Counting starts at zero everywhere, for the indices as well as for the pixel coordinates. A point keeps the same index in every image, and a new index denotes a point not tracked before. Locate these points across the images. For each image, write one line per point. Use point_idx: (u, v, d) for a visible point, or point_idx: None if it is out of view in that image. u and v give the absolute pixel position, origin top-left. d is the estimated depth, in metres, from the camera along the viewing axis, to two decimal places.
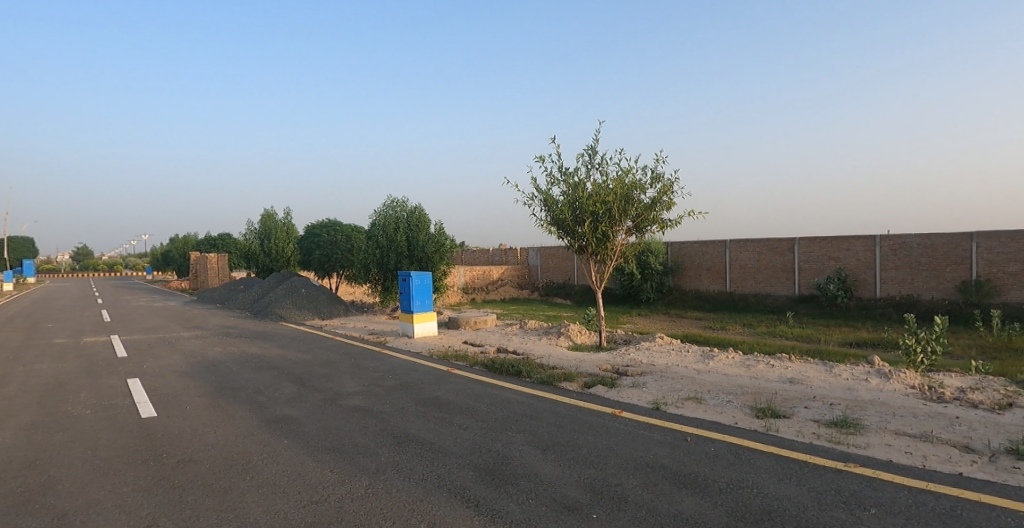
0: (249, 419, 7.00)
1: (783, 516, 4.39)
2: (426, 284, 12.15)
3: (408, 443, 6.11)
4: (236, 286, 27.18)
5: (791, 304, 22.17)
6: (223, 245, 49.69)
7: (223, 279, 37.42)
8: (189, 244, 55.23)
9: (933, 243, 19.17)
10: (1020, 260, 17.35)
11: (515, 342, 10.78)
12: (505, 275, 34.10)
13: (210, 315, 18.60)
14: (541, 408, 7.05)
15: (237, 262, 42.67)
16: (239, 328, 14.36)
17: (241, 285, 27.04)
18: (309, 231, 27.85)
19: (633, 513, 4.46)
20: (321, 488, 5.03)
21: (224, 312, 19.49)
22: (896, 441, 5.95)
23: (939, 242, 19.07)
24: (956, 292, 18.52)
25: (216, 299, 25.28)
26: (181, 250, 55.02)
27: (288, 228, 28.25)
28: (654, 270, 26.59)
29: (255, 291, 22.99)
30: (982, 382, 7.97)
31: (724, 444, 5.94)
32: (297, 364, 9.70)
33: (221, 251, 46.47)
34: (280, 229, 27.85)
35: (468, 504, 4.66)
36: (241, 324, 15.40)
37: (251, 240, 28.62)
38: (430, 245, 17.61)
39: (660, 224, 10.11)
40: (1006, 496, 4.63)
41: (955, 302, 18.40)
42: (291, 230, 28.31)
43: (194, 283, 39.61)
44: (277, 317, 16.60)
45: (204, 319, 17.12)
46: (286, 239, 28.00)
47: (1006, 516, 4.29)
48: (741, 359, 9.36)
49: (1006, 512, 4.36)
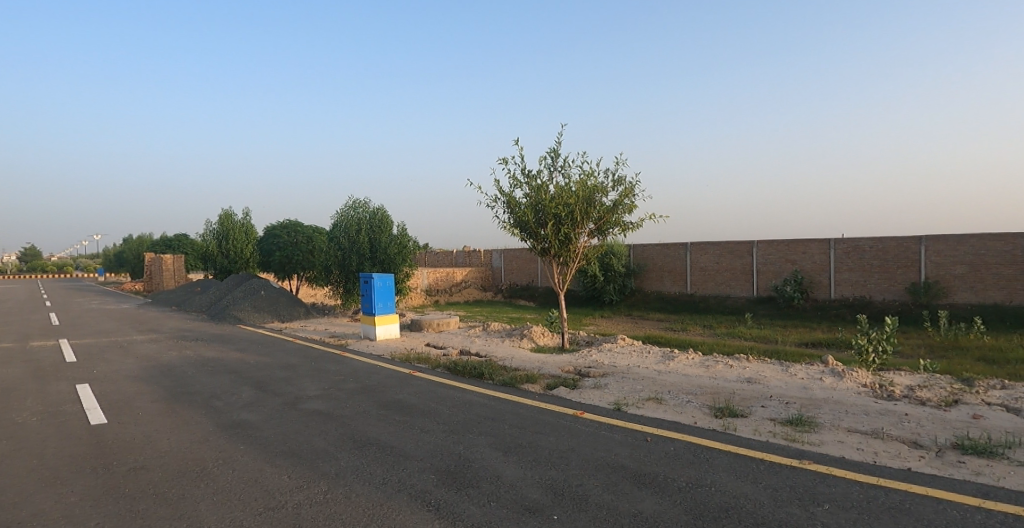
0: (204, 425, 6.81)
1: (740, 513, 4.48)
2: (389, 286, 12.04)
3: (368, 447, 6.04)
4: (192, 287, 26.51)
5: (750, 305, 22.65)
6: (179, 245, 48.22)
7: (179, 280, 36.45)
8: (145, 243, 53.71)
9: (885, 246, 19.86)
10: (966, 263, 18.11)
11: (478, 345, 10.73)
12: (469, 277, 33.95)
13: (165, 318, 18.02)
14: (503, 410, 7.04)
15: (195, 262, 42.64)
16: (195, 331, 13.91)
17: (198, 287, 26.10)
18: (266, 229, 26.94)
19: (594, 513, 4.49)
20: (279, 493, 4.93)
21: (180, 315, 18.91)
22: (849, 438, 6.14)
23: (890, 245, 19.78)
24: (906, 294, 19.22)
25: (171, 301, 24.55)
26: (136, 250, 53.42)
27: (247, 229, 27.77)
28: (617, 272, 26.87)
29: (211, 293, 22.38)
30: (929, 380, 8.27)
31: (683, 443, 6.03)
32: (257, 367, 9.47)
33: (177, 252, 45.32)
34: (238, 230, 27.36)
35: (429, 507, 4.62)
36: (199, 327, 14.98)
37: (207, 240, 27.96)
38: (392, 246, 17.43)
39: (621, 227, 10.19)
40: (952, 490, 4.83)
41: (905, 304, 19.09)
42: (249, 231, 27.83)
43: (148, 285, 38.31)
44: (235, 320, 16.19)
45: (158, 322, 16.56)
46: (244, 240, 27.50)
47: (952, 509, 4.46)
48: (701, 359, 9.49)
49: (951, 505, 4.53)
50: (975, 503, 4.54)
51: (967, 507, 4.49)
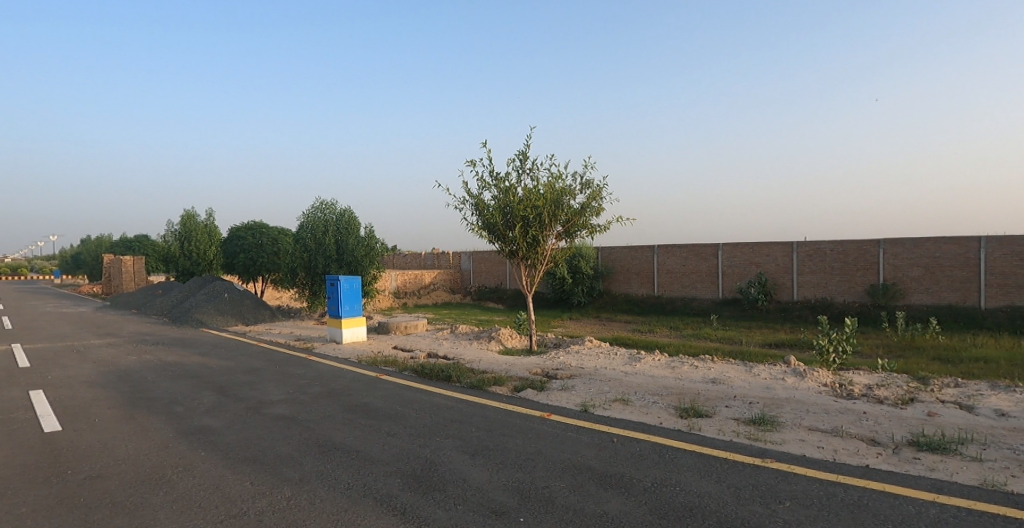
0: (164, 431, 6.63)
1: (704, 512, 4.54)
2: (356, 288, 11.92)
3: (333, 452, 5.96)
4: (153, 289, 25.89)
5: (715, 306, 23.04)
6: (138, 245, 46.98)
7: (140, 282, 35.51)
8: (104, 245, 52.28)
9: (845, 249, 20.42)
10: (922, 265, 18.74)
11: (447, 347, 10.68)
12: (437, 279, 33.87)
13: (122, 321, 17.50)
14: (471, 413, 7.02)
15: (157, 264, 41.73)
16: (155, 335, 13.52)
17: (159, 290, 25.32)
18: (229, 230, 26.33)
19: (560, 515, 4.51)
20: (240, 500, 4.83)
21: (140, 318, 18.39)
22: (809, 436, 6.29)
23: (850, 248, 20.34)
24: (865, 295, 19.80)
25: (131, 304, 23.90)
26: (94, 251, 51.94)
27: (210, 230, 27.37)
28: (585, 274, 27.04)
29: (173, 296, 21.85)
30: (887, 379, 8.52)
31: (649, 444, 6.10)
32: (219, 371, 9.26)
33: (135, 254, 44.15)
34: (202, 230, 26.94)
35: (394, 512, 4.58)
36: (159, 331, 14.59)
37: (169, 241, 27.37)
38: (360, 248, 17.28)
39: (589, 229, 10.27)
40: (908, 486, 4.98)
41: (864, 305, 19.66)
42: (213, 232, 27.43)
43: (106, 287, 37.20)
44: (197, 323, 15.80)
45: (115, 325, 16.06)
46: (207, 241, 27.06)
47: (907, 504, 4.60)
48: (667, 361, 9.62)
49: (906, 500, 4.67)
50: (929, 498, 4.69)
51: (921, 502, 4.64)
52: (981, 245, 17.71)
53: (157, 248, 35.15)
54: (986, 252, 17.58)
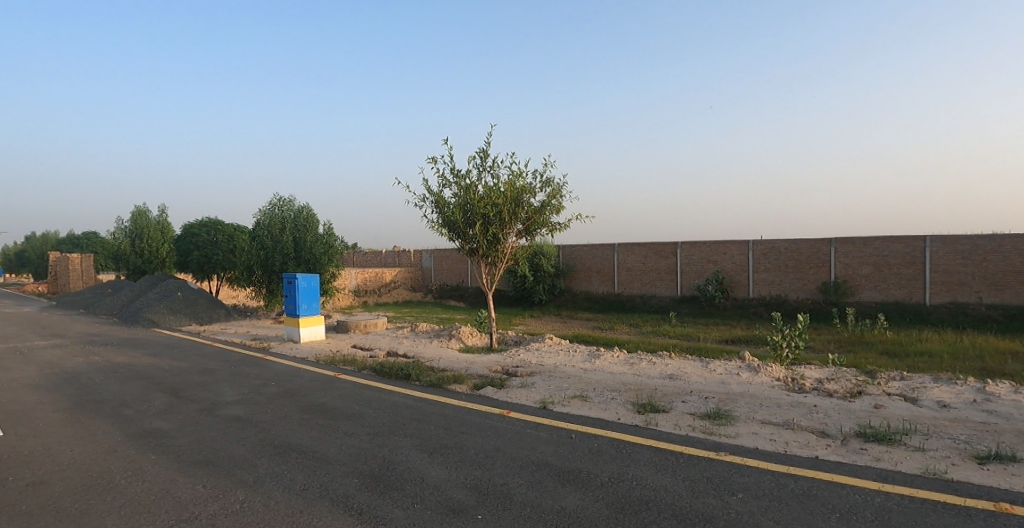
0: (112, 435, 6.42)
1: (659, 505, 4.64)
2: (314, 287, 11.76)
3: (289, 453, 5.87)
4: (101, 288, 24.98)
5: (674, 304, 23.49)
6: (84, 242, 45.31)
7: (88, 281, 34.23)
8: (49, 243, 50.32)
9: (799, 248, 21.05)
10: (871, 263, 19.47)
11: (406, 346, 10.62)
12: (397, 277, 33.65)
13: (67, 321, 16.83)
14: (430, 411, 7.01)
15: (106, 263, 40.38)
16: (103, 335, 13.06)
17: (108, 288, 24.44)
18: (183, 227, 25.61)
19: (517, 511, 4.54)
20: (192, 504, 4.72)
21: (87, 318, 17.72)
22: (762, 429, 6.47)
23: (803, 246, 20.98)
24: (817, 292, 20.46)
25: (79, 303, 23.01)
26: (38, 249, 49.84)
27: (162, 227, 26.61)
28: (547, 272, 27.19)
29: (123, 295, 21.14)
30: (837, 373, 8.84)
31: (606, 439, 6.19)
32: (171, 372, 9.02)
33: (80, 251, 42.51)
34: (153, 227, 26.16)
35: (351, 512, 4.54)
36: (106, 331, 14.09)
37: (118, 238, 26.46)
38: (318, 246, 17.05)
39: (549, 227, 10.34)
40: (855, 475, 5.18)
41: (816, 302, 20.31)
42: (166, 229, 26.67)
43: (52, 285, 35.69)
44: (148, 323, 15.33)
45: (60, 325, 15.42)
46: (159, 238, 26.29)
47: (854, 493, 4.78)
48: (625, 357, 9.77)
49: (853, 490, 4.86)
50: (875, 487, 4.89)
51: (866, 491, 4.84)
52: (926, 244, 18.52)
53: (106, 246, 33.90)
54: (931, 251, 18.38)
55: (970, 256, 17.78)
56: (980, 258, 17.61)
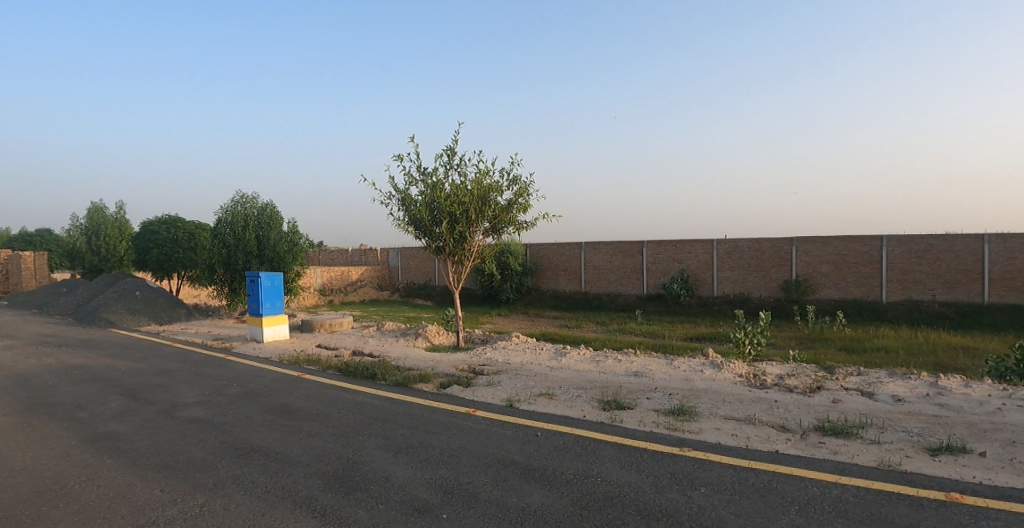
0: (65, 439, 6.23)
1: (622, 501, 4.71)
2: (277, 286, 11.59)
3: (251, 455, 5.78)
4: (55, 287, 24.15)
5: (640, 302, 23.81)
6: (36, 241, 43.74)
7: (42, 280, 33.06)
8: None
9: (761, 247, 21.53)
10: (830, 262, 20.03)
11: (372, 345, 10.55)
12: (364, 276, 33.34)
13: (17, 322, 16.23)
14: (397, 411, 6.98)
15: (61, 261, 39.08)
16: (56, 336, 12.64)
17: (64, 288, 23.64)
18: (142, 224, 24.95)
19: (482, 509, 4.56)
20: (149, 509, 4.61)
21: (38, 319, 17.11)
22: (724, 425, 6.62)
23: (765, 245, 21.47)
24: (779, 290, 20.96)
25: (31, 303, 22.21)
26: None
27: (121, 224, 25.88)
28: (514, 271, 27.28)
29: (78, 294, 20.49)
30: (797, 369, 9.09)
31: (572, 437, 6.26)
32: (129, 374, 8.79)
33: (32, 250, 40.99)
34: (111, 224, 25.43)
35: (314, 513, 4.50)
36: (59, 332, 13.64)
37: (74, 236, 25.65)
38: (282, 244, 16.79)
39: (515, 226, 10.38)
40: (813, 468, 5.34)
41: (777, 299, 20.81)
42: (124, 227, 25.94)
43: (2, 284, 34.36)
44: (105, 323, 14.93)
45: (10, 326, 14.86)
46: (118, 236, 25.57)
47: (811, 486, 4.93)
48: (591, 355, 9.87)
49: (810, 482, 5.01)
50: (832, 480, 5.05)
51: (824, 483, 4.99)
52: (883, 244, 19.16)
53: (61, 244, 32.76)
54: (888, 250, 19.02)
55: (925, 256, 18.44)
56: (934, 257, 18.29)
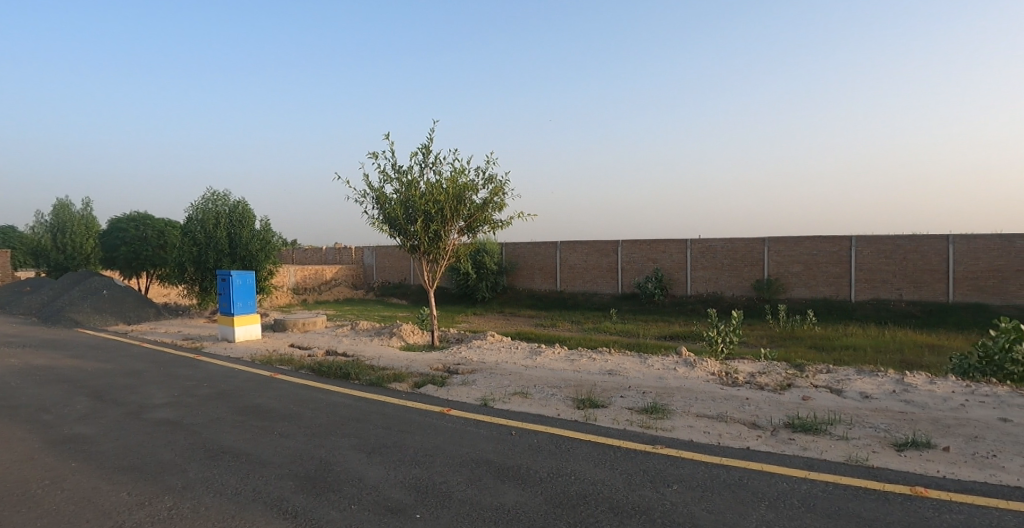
0: (28, 442, 6.07)
1: (596, 499, 4.76)
2: (249, 285, 11.43)
3: (222, 456, 5.71)
4: (19, 286, 23.45)
5: (615, 301, 24.02)
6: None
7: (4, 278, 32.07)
8: None
9: (735, 246, 21.87)
10: (801, 262, 20.43)
11: (346, 344, 10.47)
12: (338, 275, 33.07)
13: None
14: (371, 410, 6.95)
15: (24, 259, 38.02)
16: (18, 336, 12.29)
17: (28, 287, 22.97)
18: (110, 221, 24.37)
19: (456, 509, 4.58)
20: (116, 513, 4.53)
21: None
22: (697, 422, 6.73)
23: (739, 245, 21.81)
24: (751, 289, 21.32)
25: None
26: None
27: (88, 221, 25.25)
28: (490, 270, 27.29)
29: (43, 293, 19.92)
30: (769, 367, 9.27)
31: (546, 435, 6.30)
32: (95, 375, 8.60)
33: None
34: (77, 222, 24.79)
35: (286, 515, 4.47)
36: (21, 332, 13.26)
37: (38, 233, 24.94)
38: (254, 242, 16.56)
39: (490, 225, 10.40)
40: (783, 464, 5.45)
41: (750, 299, 21.16)
42: (92, 224, 25.30)
43: None
44: (71, 322, 14.56)
45: None
46: (84, 234, 24.92)
47: (781, 482, 5.04)
48: (566, 353, 9.93)
49: (779, 478, 5.12)
50: (801, 475, 5.17)
51: (792, 479, 5.10)
52: (852, 244, 19.61)
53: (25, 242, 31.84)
54: (857, 250, 19.48)
55: (892, 256, 18.94)
56: (901, 257, 18.80)
